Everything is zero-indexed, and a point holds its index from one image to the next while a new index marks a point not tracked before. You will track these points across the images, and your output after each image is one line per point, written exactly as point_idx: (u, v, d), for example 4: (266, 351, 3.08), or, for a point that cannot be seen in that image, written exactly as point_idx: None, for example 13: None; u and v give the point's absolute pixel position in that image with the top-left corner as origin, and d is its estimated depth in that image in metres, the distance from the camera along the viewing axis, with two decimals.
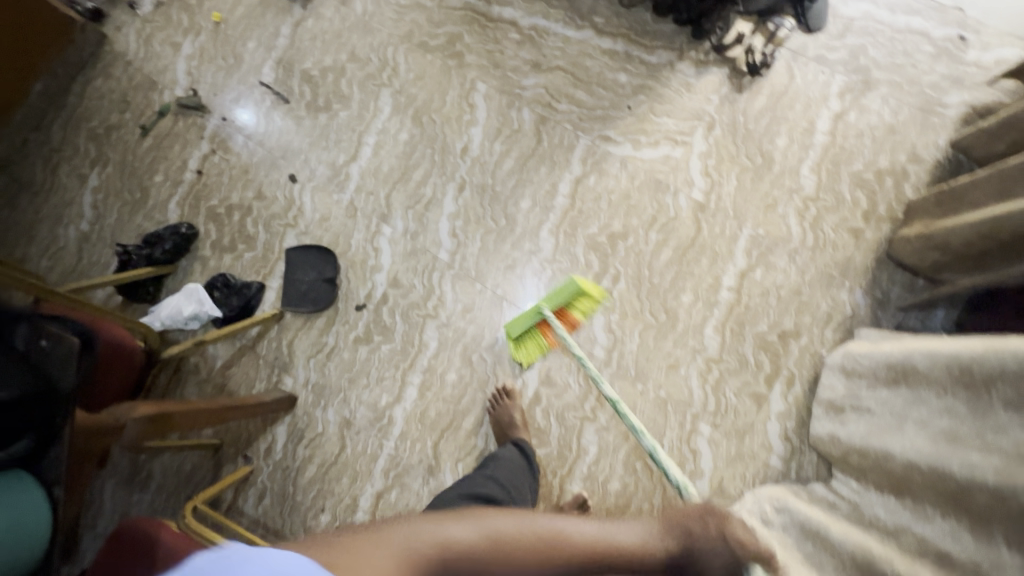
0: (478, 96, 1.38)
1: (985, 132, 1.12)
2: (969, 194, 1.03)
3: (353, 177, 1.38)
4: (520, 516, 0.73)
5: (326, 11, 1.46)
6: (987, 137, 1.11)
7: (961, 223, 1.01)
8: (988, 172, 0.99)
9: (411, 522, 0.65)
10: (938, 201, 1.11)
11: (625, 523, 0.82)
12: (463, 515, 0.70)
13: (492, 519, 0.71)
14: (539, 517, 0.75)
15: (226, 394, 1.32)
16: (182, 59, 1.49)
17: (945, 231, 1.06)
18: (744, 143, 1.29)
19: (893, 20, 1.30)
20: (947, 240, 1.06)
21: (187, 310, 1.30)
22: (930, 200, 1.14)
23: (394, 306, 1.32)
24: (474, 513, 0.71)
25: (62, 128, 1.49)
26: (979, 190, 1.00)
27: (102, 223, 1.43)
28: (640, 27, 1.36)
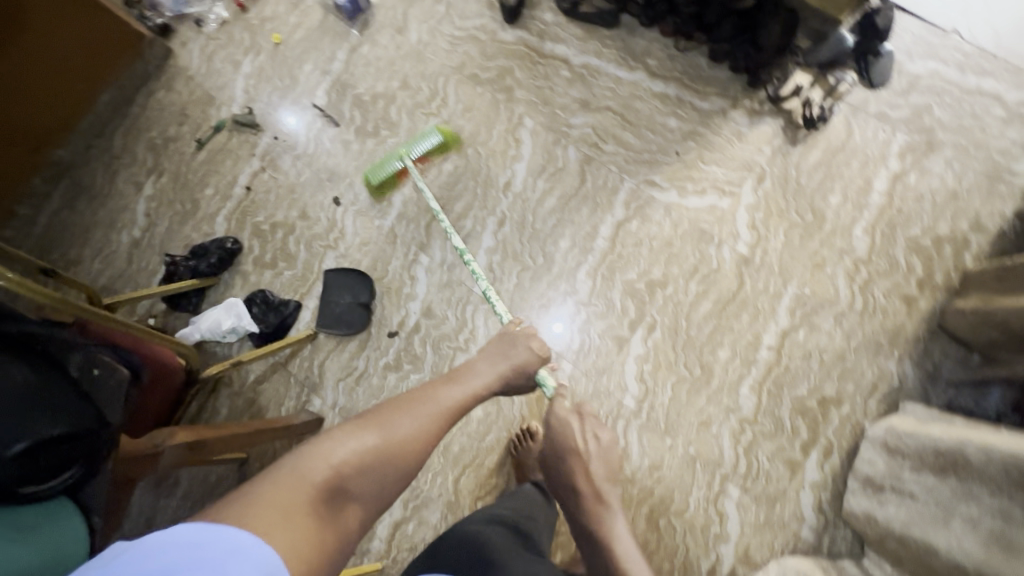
0: (525, 131, 1.38)
1: None
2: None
3: (395, 204, 1.40)
4: (405, 407, 0.79)
5: (382, 38, 1.48)
6: None
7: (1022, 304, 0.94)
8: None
9: (303, 454, 0.68)
10: (998, 275, 1.05)
11: (476, 372, 0.92)
12: (360, 426, 0.74)
13: (387, 423, 0.75)
14: (427, 401, 0.82)
15: (256, 408, 1.34)
16: (241, 77, 1.54)
17: (1005, 309, 0.98)
18: (794, 198, 1.25)
19: (963, 79, 1.24)
20: (1007, 319, 0.98)
21: (226, 323, 1.34)
22: (989, 274, 1.07)
23: (426, 336, 1.32)
24: (367, 419, 0.75)
25: (124, 136, 1.55)
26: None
27: (153, 230, 1.49)
28: (694, 72, 1.34)
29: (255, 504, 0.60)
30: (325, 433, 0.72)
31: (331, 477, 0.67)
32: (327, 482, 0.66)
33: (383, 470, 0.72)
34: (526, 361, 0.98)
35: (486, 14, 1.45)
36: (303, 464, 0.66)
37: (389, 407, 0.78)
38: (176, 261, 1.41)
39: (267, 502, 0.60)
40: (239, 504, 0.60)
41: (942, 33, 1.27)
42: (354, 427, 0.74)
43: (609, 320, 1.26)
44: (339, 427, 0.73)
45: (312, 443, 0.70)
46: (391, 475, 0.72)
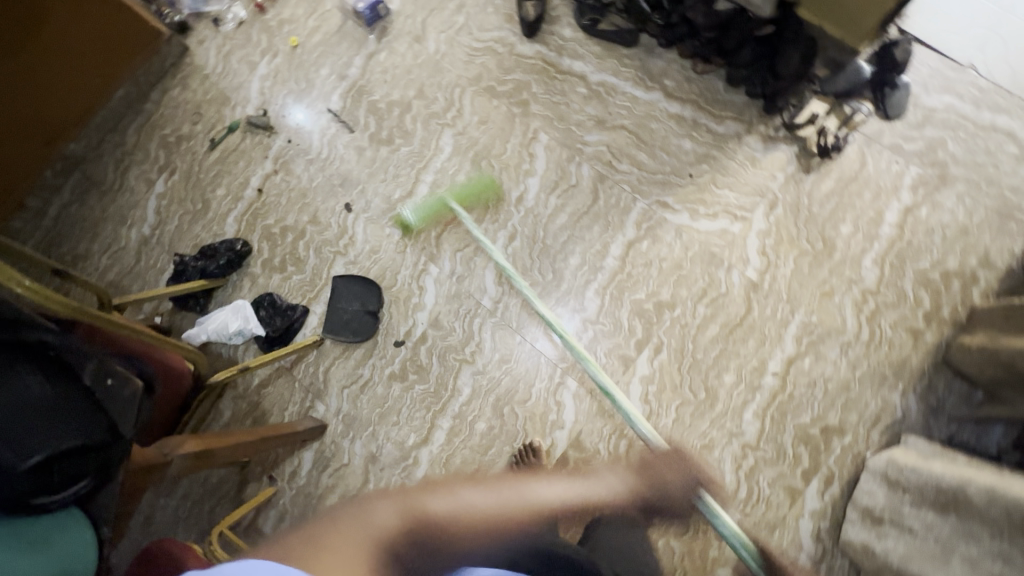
0: (539, 146, 1.38)
1: None
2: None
3: (406, 213, 1.40)
4: (488, 489, 0.83)
5: (400, 46, 1.49)
6: None
7: None
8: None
9: (386, 499, 0.71)
10: (1007, 315, 1.04)
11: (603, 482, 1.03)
12: (447, 488, 0.80)
13: (455, 496, 0.78)
14: (518, 488, 0.88)
15: (259, 412, 1.35)
16: (257, 78, 1.54)
17: (1012, 349, 0.97)
18: (805, 226, 1.26)
19: (977, 114, 1.25)
20: (1014, 359, 0.97)
21: (233, 326, 1.34)
22: (998, 312, 1.07)
23: (432, 347, 1.33)
24: (439, 489, 0.79)
25: (137, 132, 1.55)
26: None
27: (163, 228, 1.49)
28: (710, 95, 1.34)
29: (319, 548, 0.60)
30: (410, 489, 0.75)
31: (401, 526, 0.68)
32: (399, 532, 0.67)
33: (455, 538, 0.72)
34: (672, 480, 1.05)
35: (505, 27, 1.45)
36: (376, 512, 0.68)
37: (480, 484, 0.84)
38: (184, 261, 1.41)
39: (337, 536, 0.62)
40: (312, 537, 0.62)
41: (958, 67, 1.27)
42: (444, 491, 0.79)
43: (615, 338, 1.27)
44: (427, 488, 0.77)
45: (398, 491, 0.74)
46: (461, 539, 0.72)
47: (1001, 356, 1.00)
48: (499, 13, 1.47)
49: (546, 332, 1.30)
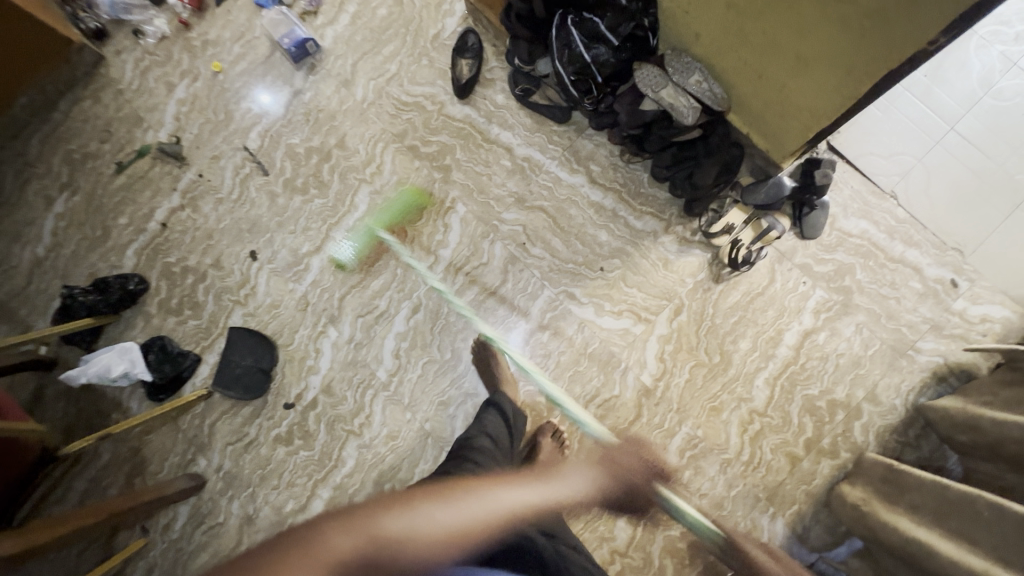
0: (455, 217, 1.34)
1: (952, 415, 1.03)
2: (909, 493, 0.93)
3: (312, 269, 1.35)
4: (452, 501, 0.66)
5: (326, 88, 1.41)
6: (952, 423, 1.02)
7: (891, 524, 0.91)
8: (935, 484, 0.89)
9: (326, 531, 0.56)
10: (885, 477, 1.02)
11: (570, 480, 0.87)
12: (379, 511, 0.59)
13: (419, 507, 0.62)
14: (473, 496, 0.69)
15: (139, 459, 1.31)
16: (173, 102, 1.45)
17: (877, 521, 0.95)
18: (706, 336, 1.25)
19: (889, 245, 1.24)
20: (876, 528, 0.95)
21: (117, 368, 1.29)
22: (879, 471, 1.05)
23: (322, 413, 1.30)
24: (393, 501, 0.62)
25: (40, 143, 1.46)
26: (921, 495, 0.91)
27: (59, 252, 1.41)
28: (634, 187, 1.31)
29: None
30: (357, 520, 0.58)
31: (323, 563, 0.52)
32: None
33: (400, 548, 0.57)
34: (631, 467, 0.93)
35: (437, 83, 1.39)
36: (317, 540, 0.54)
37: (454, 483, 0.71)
38: (73, 293, 1.34)
39: None
40: None
41: (879, 193, 1.26)
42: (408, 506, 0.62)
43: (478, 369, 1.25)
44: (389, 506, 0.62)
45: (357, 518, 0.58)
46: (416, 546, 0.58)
47: (867, 520, 0.97)
48: (433, 66, 1.40)
49: (439, 409, 1.27)
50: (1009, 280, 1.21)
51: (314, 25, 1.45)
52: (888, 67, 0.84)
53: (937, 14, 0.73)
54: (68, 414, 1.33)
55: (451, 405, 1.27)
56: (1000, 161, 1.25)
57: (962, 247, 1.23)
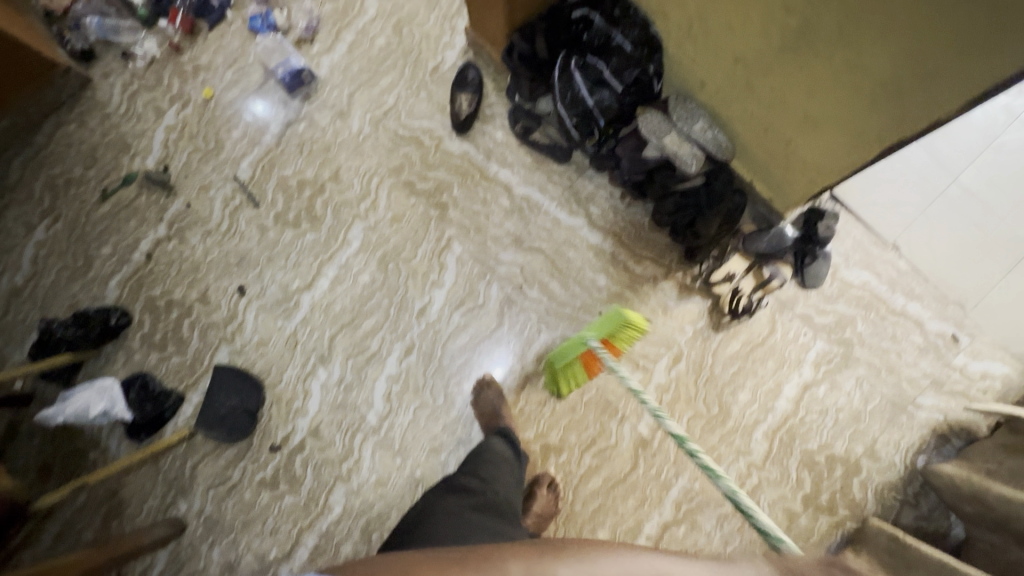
0: (451, 256, 1.30)
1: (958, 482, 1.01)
2: (916, 568, 0.92)
3: (302, 306, 1.31)
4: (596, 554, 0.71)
5: (321, 119, 1.38)
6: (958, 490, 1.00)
7: None
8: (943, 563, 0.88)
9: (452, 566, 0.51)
10: (890, 546, 1.01)
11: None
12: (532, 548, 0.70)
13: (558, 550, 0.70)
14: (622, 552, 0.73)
15: (116, 501, 1.26)
16: (162, 128, 1.40)
17: None
18: (704, 386, 1.23)
19: (891, 297, 1.23)
20: None
21: (97, 408, 1.23)
22: (885, 540, 1.03)
23: (309, 457, 1.26)
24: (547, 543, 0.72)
25: (22, 167, 1.41)
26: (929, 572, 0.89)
27: (38, 281, 1.35)
28: (634, 230, 1.29)
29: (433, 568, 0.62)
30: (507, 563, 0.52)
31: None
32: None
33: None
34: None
35: (435, 118, 1.36)
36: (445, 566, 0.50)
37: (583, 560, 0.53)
38: (51, 328, 1.28)
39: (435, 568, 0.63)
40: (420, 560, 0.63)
41: (882, 245, 1.25)
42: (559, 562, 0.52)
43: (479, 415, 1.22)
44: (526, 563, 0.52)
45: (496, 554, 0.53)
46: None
47: None
48: (431, 100, 1.37)
49: (431, 455, 1.24)
50: (1009, 336, 1.20)
51: (310, 53, 1.41)
52: (899, 135, 0.82)
53: (951, 91, 0.71)
54: (44, 453, 1.28)
55: (443, 452, 1.24)
56: (1002, 215, 1.24)
57: (963, 301, 1.22)
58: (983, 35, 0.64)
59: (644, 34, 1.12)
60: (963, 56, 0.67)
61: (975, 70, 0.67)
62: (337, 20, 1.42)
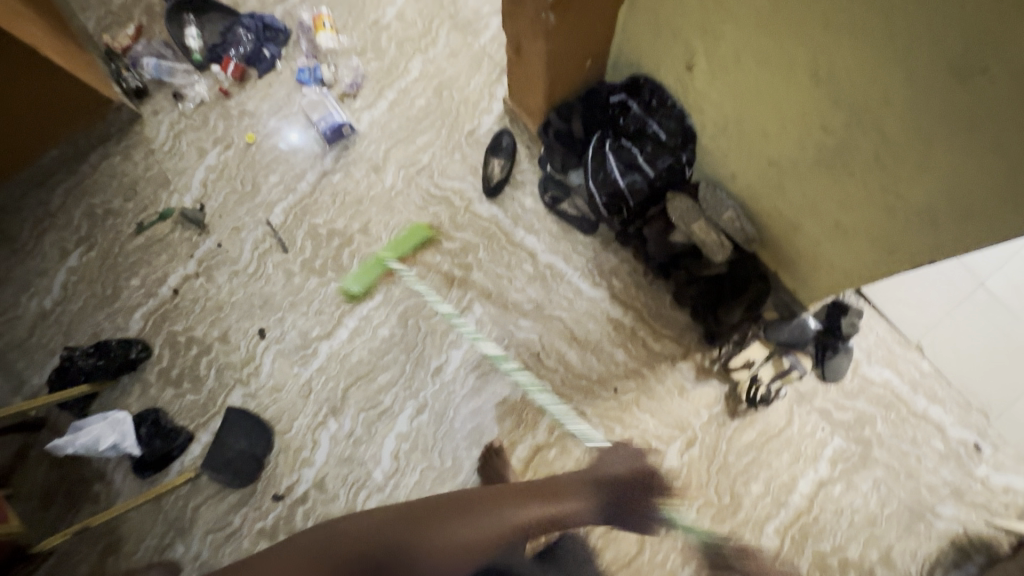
0: (471, 317, 1.31)
1: None
2: None
3: (319, 355, 1.32)
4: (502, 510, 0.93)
5: (356, 172, 1.41)
6: None
7: None
8: None
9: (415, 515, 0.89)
10: None
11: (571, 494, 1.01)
12: (451, 511, 0.91)
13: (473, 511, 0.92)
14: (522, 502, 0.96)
15: (112, 538, 1.23)
16: (203, 167, 1.44)
17: None
18: (717, 474, 1.20)
19: (912, 399, 1.21)
20: None
21: (106, 440, 1.24)
22: None
23: (310, 510, 1.24)
24: (464, 507, 0.92)
25: (64, 193, 1.45)
26: None
27: (66, 307, 1.37)
28: (655, 307, 1.29)
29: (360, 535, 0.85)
30: (473, 503, 0.93)
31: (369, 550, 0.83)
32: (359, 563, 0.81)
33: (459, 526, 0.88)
34: (614, 471, 1.07)
35: (467, 179, 1.39)
36: (426, 514, 0.89)
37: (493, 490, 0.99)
38: (72, 356, 1.30)
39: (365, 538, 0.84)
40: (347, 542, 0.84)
41: (905, 343, 1.24)
42: (464, 515, 0.90)
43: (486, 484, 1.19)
44: (448, 506, 0.91)
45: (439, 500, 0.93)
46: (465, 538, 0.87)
47: None
48: (465, 161, 1.40)
49: None
50: None
51: (352, 108, 1.45)
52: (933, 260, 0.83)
53: (983, 235, 0.72)
54: (49, 481, 1.27)
55: None
56: None
57: (987, 410, 1.20)
58: (1013, 189, 0.66)
59: (680, 126, 1.13)
60: (998, 206, 0.69)
61: (1006, 217, 0.68)
62: (380, 78, 1.47)
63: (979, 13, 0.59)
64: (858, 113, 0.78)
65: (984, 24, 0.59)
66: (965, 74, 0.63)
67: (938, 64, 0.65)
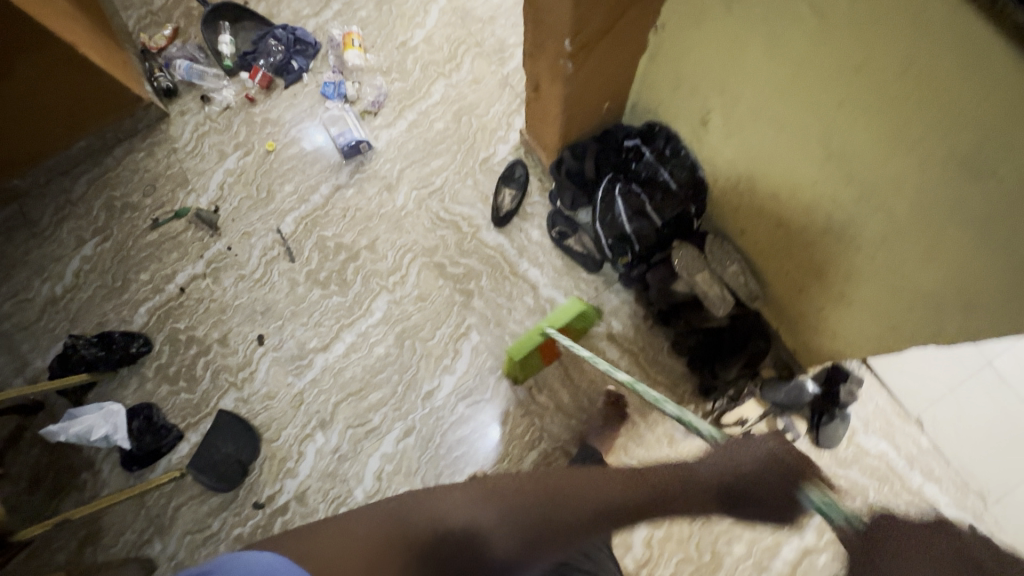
0: (467, 344, 1.32)
1: None
2: None
3: (314, 367, 1.33)
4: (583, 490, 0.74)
5: (369, 188, 1.43)
6: None
7: None
8: None
9: (506, 486, 0.71)
10: None
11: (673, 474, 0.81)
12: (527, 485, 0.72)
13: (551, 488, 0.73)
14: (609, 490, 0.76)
15: (93, 529, 1.25)
16: (222, 170, 1.47)
17: None
18: (699, 530, 1.18)
19: (908, 474, 1.18)
20: None
21: (98, 431, 1.26)
22: None
23: (289, 521, 1.24)
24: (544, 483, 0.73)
25: (87, 184, 1.49)
26: None
27: (76, 294, 1.41)
28: (652, 352, 1.28)
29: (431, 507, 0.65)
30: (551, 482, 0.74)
31: (458, 524, 0.64)
32: (448, 539, 0.62)
33: (564, 509, 0.70)
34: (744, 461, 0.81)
35: (477, 206, 1.40)
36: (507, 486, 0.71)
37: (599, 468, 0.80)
38: (76, 343, 1.32)
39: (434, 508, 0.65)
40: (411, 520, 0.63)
41: (904, 416, 1.21)
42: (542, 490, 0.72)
43: None
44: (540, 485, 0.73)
45: (541, 477, 0.75)
46: (569, 521, 0.70)
47: None
48: (477, 188, 1.42)
49: None
50: None
51: (372, 125, 1.48)
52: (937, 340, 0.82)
53: (988, 326, 0.71)
54: (39, 465, 1.29)
55: None
56: None
57: (985, 493, 1.16)
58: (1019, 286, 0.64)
59: (691, 177, 1.13)
60: (1002, 300, 0.67)
61: (1010, 312, 0.67)
62: (402, 98, 1.49)
63: (993, 117, 0.57)
64: (870, 191, 0.77)
65: (997, 130, 0.57)
66: (977, 173, 0.62)
67: (948, 159, 0.64)
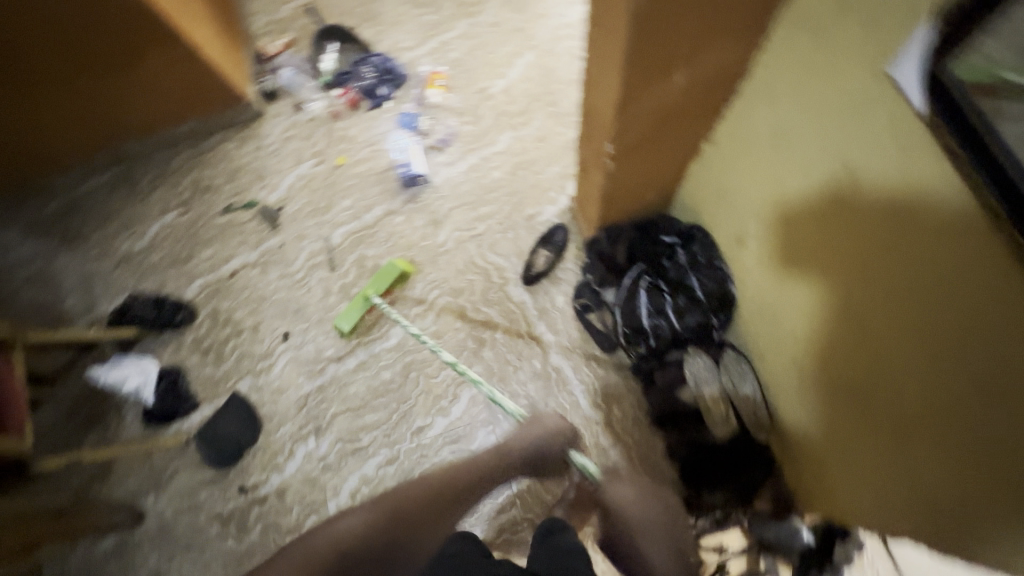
0: (467, 392, 1.35)
1: None
2: None
3: (324, 375, 1.41)
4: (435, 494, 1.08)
5: (417, 219, 1.50)
6: None
7: None
8: None
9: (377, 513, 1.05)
10: None
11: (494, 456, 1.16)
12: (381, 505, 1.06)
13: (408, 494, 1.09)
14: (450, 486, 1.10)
15: (103, 468, 1.38)
16: (295, 174, 1.61)
17: None
18: None
19: None
20: None
21: (132, 382, 1.41)
22: None
23: (264, 513, 1.31)
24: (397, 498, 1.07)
25: (183, 160, 1.67)
26: None
27: (148, 255, 1.58)
28: (647, 451, 1.23)
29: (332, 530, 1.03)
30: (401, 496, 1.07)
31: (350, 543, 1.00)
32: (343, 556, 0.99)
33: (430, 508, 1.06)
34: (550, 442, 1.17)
35: (511, 259, 1.43)
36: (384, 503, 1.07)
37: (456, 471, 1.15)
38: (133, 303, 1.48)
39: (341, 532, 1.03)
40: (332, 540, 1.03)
41: None
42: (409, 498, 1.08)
43: None
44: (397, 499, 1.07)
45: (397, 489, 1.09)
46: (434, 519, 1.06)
47: None
48: (515, 242, 1.45)
49: None
50: None
51: (434, 161, 1.56)
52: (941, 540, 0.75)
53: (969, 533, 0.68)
54: (78, 397, 1.45)
55: None
56: None
57: None
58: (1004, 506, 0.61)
59: (720, 289, 1.11)
60: (986, 513, 0.64)
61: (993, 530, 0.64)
62: (468, 141, 1.56)
63: (1003, 335, 0.55)
64: (890, 369, 0.73)
65: (1001, 348, 0.56)
66: (977, 381, 0.60)
67: (952, 360, 0.62)
